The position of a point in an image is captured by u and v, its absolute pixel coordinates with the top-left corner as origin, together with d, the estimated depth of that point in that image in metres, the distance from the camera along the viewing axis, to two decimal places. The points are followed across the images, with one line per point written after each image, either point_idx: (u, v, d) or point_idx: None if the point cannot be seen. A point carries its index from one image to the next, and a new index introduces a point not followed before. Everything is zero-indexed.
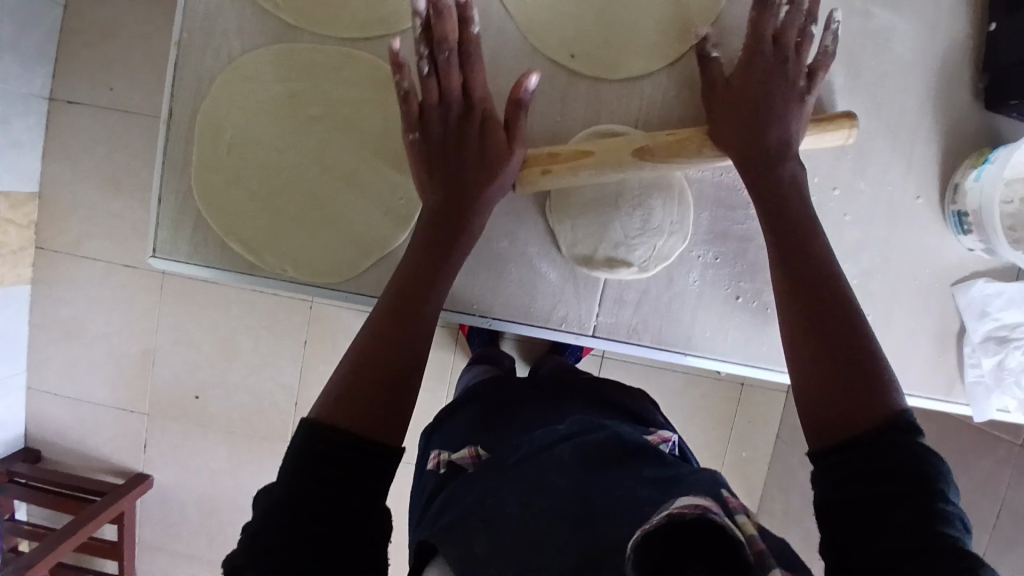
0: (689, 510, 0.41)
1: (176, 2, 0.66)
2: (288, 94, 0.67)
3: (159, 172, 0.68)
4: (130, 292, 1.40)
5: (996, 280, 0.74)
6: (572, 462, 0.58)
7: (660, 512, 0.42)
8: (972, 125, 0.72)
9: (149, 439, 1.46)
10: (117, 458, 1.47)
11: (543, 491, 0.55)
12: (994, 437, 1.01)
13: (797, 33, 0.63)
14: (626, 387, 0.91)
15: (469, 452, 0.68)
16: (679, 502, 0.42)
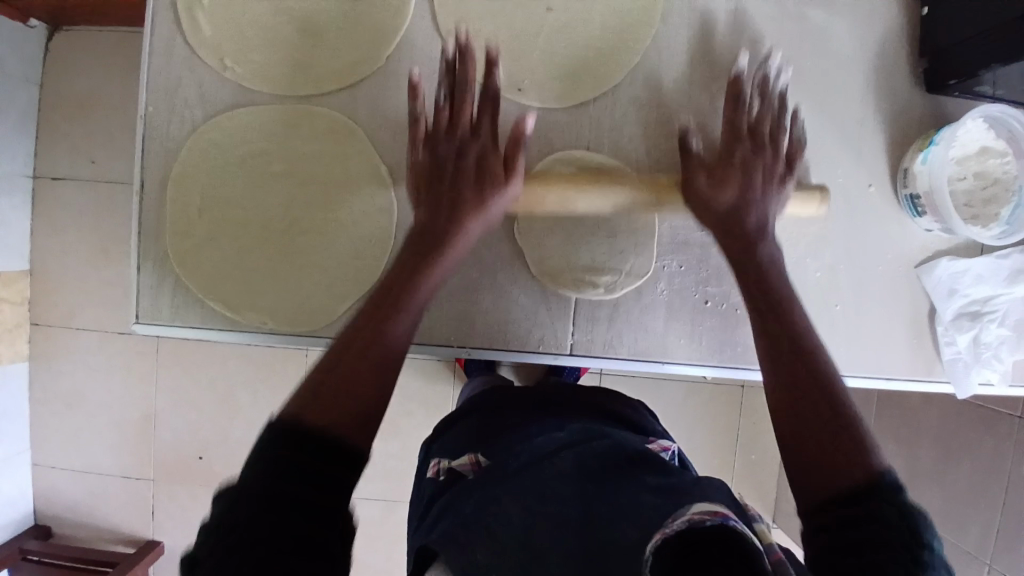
0: (708, 516, 0.45)
1: (138, 79, 0.69)
2: (253, 154, 0.70)
3: (136, 241, 0.70)
4: (126, 358, 1.46)
5: (960, 258, 0.76)
6: (575, 472, 0.57)
7: (677, 518, 0.45)
8: (915, 110, 0.74)
9: (158, 503, 1.49)
10: (127, 525, 1.51)
11: (547, 500, 0.54)
12: None
13: (769, 115, 0.67)
14: (619, 398, 0.93)
15: (468, 459, 0.71)
16: (698, 509, 0.45)
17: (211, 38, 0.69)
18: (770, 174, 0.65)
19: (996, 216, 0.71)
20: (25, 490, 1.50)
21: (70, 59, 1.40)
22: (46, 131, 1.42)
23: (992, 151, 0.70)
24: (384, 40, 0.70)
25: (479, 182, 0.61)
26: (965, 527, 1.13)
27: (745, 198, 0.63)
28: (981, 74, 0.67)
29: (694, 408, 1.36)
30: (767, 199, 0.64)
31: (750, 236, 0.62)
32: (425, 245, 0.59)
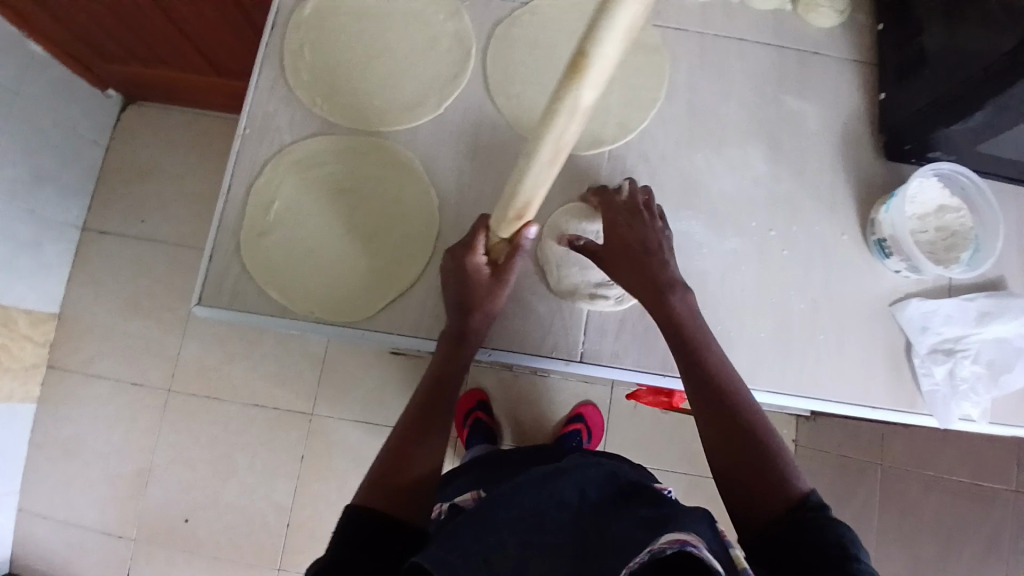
0: (668, 545, 0.53)
1: (242, 108, 0.85)
2: (324, 173, 0.84)
3: (213, 234, 0.82)
4: (136, 410, 1.60)
5: (929, 299, 0.87)
6: (572, 501, 0.65)
7: (642, 551, 0.54)
8: (876, 175, 0.90)
9: (133, 565, 1.55)
10: None
11: (543, 529, 0.60)
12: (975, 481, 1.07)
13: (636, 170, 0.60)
14: (622, 461, 1.02)
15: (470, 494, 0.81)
16: (661, 539, 0.53)
17: (307, 80, 0.86)
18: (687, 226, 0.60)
19: (959, 260, 0.83)
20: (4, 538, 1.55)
21: (138, 135, 1.67)
22: (103, 191, 1.65)
23: (948, 208, 0.85)
24: (445, 94, 0.87)
25: (485, 280, 0.77)
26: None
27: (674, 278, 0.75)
28: (932, 138, 0.83)
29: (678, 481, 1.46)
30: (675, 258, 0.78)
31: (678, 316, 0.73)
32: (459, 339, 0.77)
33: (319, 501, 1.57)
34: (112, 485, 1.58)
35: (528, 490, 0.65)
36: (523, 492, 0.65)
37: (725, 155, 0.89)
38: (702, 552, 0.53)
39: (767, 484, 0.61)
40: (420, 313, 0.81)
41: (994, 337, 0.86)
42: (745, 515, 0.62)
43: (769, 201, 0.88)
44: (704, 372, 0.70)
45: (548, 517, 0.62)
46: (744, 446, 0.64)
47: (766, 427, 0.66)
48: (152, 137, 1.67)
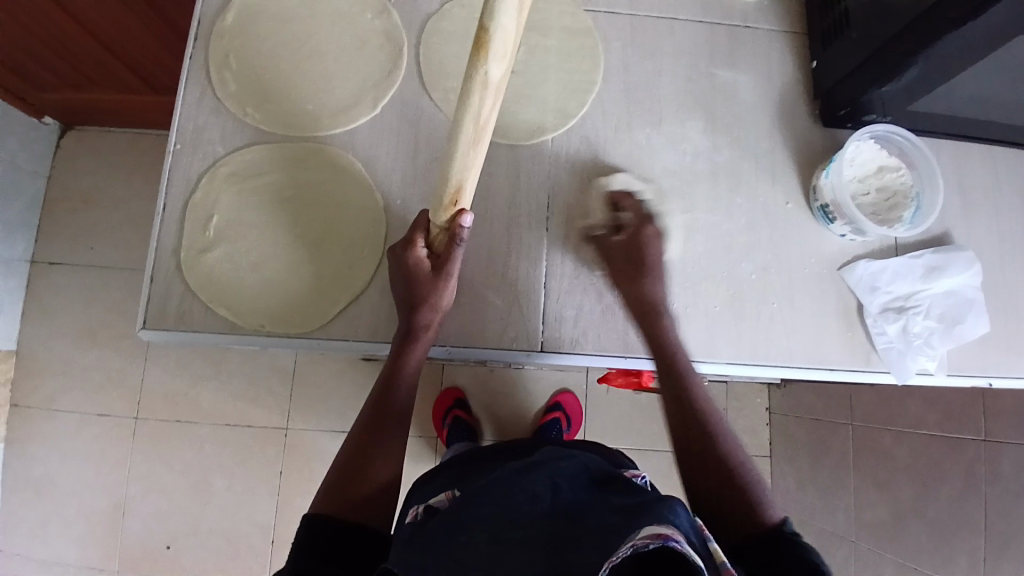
0: (650, 540, 0.51)
1: (171, 124, 0.82)
2: (264, 183, 0.82)
3: (152, 255, 0.79)
4: (105, 443, 1.56)
5: (877, 259, 0.89)
6: (547, 496, 0.64)
7: (622, 545, 0.52)
8: (816, 142, 0.91)
9: None
10: None
11: (513, 525, 0.60)
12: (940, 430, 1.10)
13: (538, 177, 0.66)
14: (598, 447, 1.02)
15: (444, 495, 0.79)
16: (643, 533, 0.52)
17: (235, 91, 0.84)
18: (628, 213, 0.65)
19: (900, 219, 0.85)
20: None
21: (80, 161, 1.62)
22: (49, 221, 1.60)
23: (887, 168, 0.86)
24: (380, 94, 0.85)
25: (422, 279, 0.75)
26: (955, 560, 1.16)
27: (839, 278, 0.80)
28: (863, 100, 0.84)
29: None
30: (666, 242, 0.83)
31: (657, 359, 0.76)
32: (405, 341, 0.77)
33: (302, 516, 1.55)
34: (88, 521, 1.54)
35: (501, 491, 0.64)
36: (496, 494, 0.64)
37: (666, 134, 0.89)
38: (685, 548, 0.51)
39: (729, 498, 0.65)
40: (373, 316, 0.80)
41: (942, 291, 0.87)
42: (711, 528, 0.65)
43: (713, 176, 0.89)
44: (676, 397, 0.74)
45: (520, 514, 0.61)
46: (709, 457, 0.68)
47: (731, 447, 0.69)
48: (95, 162, 1.62)
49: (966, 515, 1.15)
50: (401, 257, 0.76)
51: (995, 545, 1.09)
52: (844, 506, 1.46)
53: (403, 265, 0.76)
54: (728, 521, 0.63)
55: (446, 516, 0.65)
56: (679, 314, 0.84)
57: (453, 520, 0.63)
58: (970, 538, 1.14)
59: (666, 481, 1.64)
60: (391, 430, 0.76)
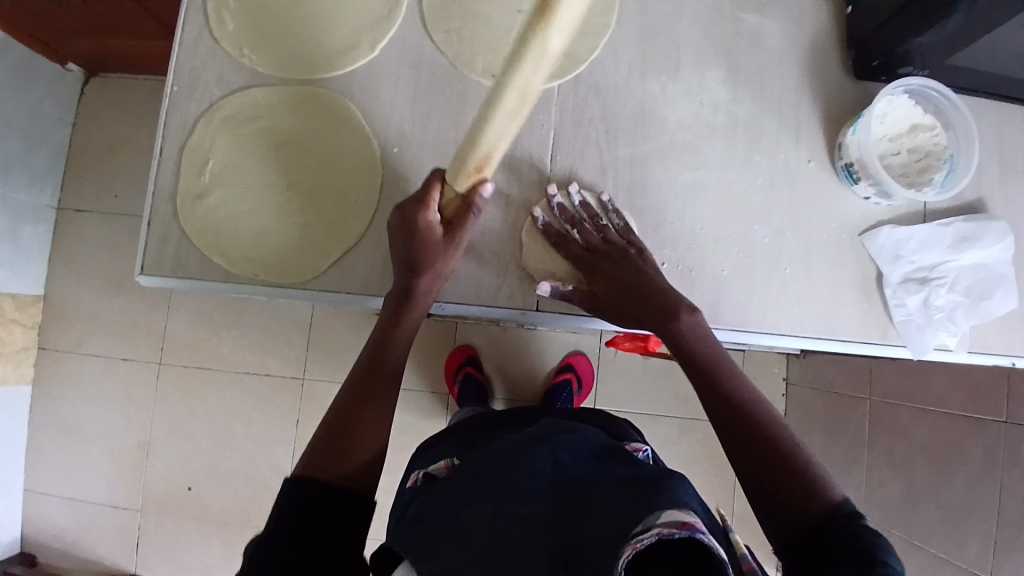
0: (675, 529, 0.50)
1: (168, 65, 0.80)
2: (260, 128, 0.80)
3: (149, 202, 0.79)
4: (129, 385, 1.62)
5: (902, 226, 0.83)
6: (545, 470, 0.64)
7: (649, 531, 0.51)
8: (845, 95, 0.84)
9: (143, 534, 1.60)
10: (111, 559, 1.60)
11: (519, 502, 0.60)
12: (982, 420, 1.13)
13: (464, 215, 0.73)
14: (601, 415, 1.01)
15: (443, 462, 0.79)
16: (667, 522, 0.50)
17: (232, 30, 0.81)
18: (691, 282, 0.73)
19: (931, 181, 0.78)
20: (19, 514, 1.60)
21: (102, 107, 1.62)
22: (74, 169, 1.62)
23: (922, 128, 0.79)
24: (378, 35, 0.82)
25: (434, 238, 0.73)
26: (969, 541, 1.13)
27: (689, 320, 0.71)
28: (899, 50, 0.77)
29: None
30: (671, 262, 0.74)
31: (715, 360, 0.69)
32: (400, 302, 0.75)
33: None
34: (113, 459, 1.61)
35: (497, 461, 0.65)
36: (491, 462, 0.65)
37: (681, 83, 0.84)
38: (710, 539, 0.51)
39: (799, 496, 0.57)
40: (369, 269, 0.78)
41: (971, 264, 0.82)
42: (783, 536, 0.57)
43: (730, 132, 0.83)
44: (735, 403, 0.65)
45: (516, 485, 0.62)
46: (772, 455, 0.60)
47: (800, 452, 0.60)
48: (117, 108, 1.62)
49: (981, 498, 1.11)
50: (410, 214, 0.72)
51: (1008, 530, 1.06)
52: (857, 480, 1.44)
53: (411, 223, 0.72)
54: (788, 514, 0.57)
55: (445, 483, 0.67)
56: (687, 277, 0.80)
57: (452, 486, 0.65)
58: (985, 520, 1.10)
59: (677, 447, 1.63)
60: (380, 391, 0.74)
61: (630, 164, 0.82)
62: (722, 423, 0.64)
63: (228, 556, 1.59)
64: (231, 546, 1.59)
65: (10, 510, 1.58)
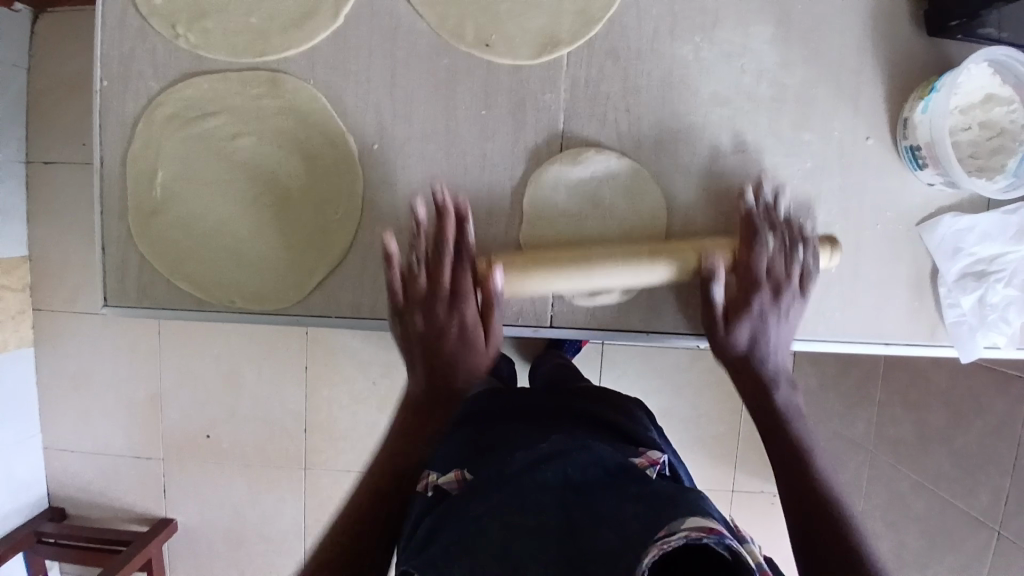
0: (704, 535, 0.43)
1: (91, 52, 0.67)
2: (212, 127, 0.67)
3: (99, 221, 0.69)
4: (129, 338, 1.39)
5: (965, 214, 0.72)
6: (557, 483, 0.53)
7: (674, 533, 0.43)
8: (913, 55, 0.70)
9: (169, 481, 1.43)
10: (139, 506, 1.45)
11: (524, 509, 0.51)
12: (1005, 375, 0.96)
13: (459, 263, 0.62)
14: (615, 398, 0.82)
15: (454, 474, 0.62)
16: (693, 525, 0.44)
17: (161, 3, 0.67)
18: (780, 318, 0.66)
19: (1002, 168, 0.66)
20: (38, 474, 1.44)
21: (55, 38, 1.30)
22: (36, 115, 1.32)
23: (999, 100, 0.66)
24: (342, 0, 0.67)
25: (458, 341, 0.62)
26: (978, 489, 1.00)
27: (756, 343, 0.66)
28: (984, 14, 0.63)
29: (706, 376, 1.30)
30: (775, 339, 0.67)
31: (767, 384, 0.66)
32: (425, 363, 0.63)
33: (332, 410, 1.37)
34: (127, 416, 1.41)
35: (510, 476, 0.55)
36: (505, 477, 0.55)
37: (717, 44, 0.68)
38: (738, 547, 0.44)
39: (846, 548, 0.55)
40: (356, 289, 0.69)
41: None
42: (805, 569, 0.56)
43: (776, 103, 0.69)
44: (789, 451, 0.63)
45: (528, 498, 0.52)
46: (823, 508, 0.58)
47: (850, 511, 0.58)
48: (71, 38, 1.30)
49: (994, 453, 0.97)
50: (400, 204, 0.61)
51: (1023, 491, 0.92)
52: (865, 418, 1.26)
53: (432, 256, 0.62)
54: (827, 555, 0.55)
55: (456, 510, 0.55)
56: None
57: (464, 511, 0.54)
58: (997, 475, 0.97)
59: None
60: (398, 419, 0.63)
61: (656, 149, 0.69)
62: (781, 469, 0.62)
63: (253, 503, 1.42)
64: (257, 488, 1.41)
65: (32, 472, 1.42)
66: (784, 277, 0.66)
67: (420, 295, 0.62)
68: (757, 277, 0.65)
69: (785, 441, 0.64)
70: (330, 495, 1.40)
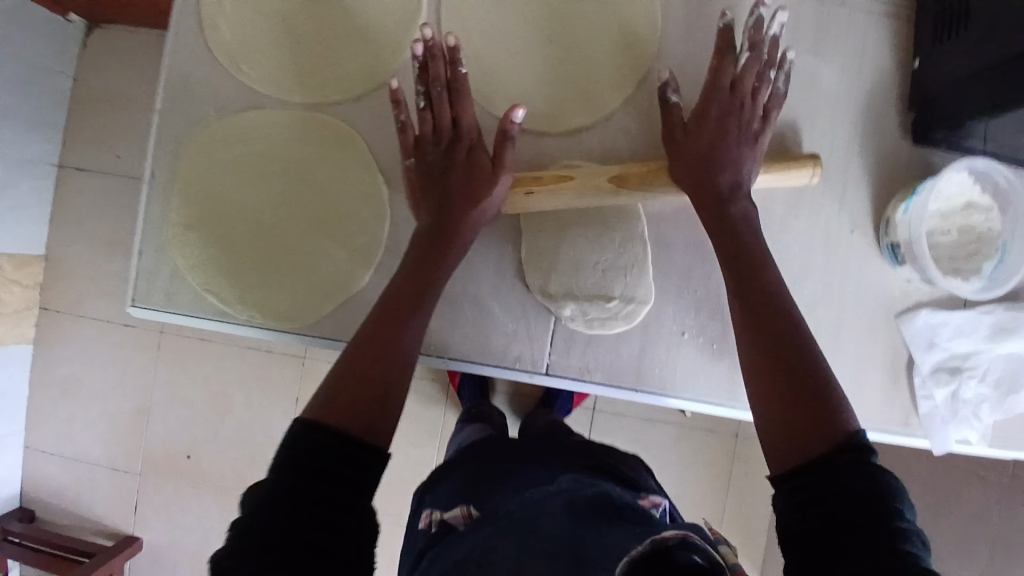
0: (670, 536, 0.49)
1: (159, 77, 0.74)
2: (257, 154, 0.74)
3: (138, 228, 0.74)
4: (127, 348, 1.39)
5: (941, 309, 0.77)
6: (566, 511, 0.56)
7: (644, 541, 0.49)
8: (900, 161, 0.77)
9: (142, 498, 1.40)
10: (109, 519, 1.41)
11: (540, 533, 0.53)
12: None
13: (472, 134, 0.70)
14: (613, 446, 0.85)
15: (460, 511, 0.63)
16: (662, 531, 0.50)
17: (228, 43, 0.74)
18: (744, 134, 0.68)
19: (977, 271, 0.72)
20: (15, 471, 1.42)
21: (105, 53, 1.36)
22: (74, 123, 1.37)
23: (977, 207, 0.72)
24: (389, 59, 0.74)
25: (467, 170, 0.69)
26: None
27: (736, 181, 0.67)
28: (965, 125, 0.70)
29: (691, 447, 1.32)
30: (741, 161, 0.68)
31: (761, 285, 0.61)
32: (433, 240, 0.68)
33: None
34: (114, 425, 1.40)
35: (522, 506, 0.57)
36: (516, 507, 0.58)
37: None
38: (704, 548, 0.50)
39: (823, 439, 0.51)
40: (366, 317, 0.73)
41: (1008, 354, 0.76)
42: (778, 467, 0.52)
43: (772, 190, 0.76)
44: (778, 333, 0.58)
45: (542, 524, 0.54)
46: (793, 365, 0.56)
47: (827, 382, 0.55)
48: (117, 53, 1.36)
49: None
50: (439, 110, 0.69)
51: None
52: None
53: (438, 97, 0.69)
54: (805, 462, 0.51)
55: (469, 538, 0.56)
56: (708, 348, 0.75)
57: (477, 537, 0.55)
58: None
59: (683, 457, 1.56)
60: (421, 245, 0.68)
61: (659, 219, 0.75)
62: (759, 326, 0.59)
63: (221, 529, 1.39)
64: (228, 514, 1.39)
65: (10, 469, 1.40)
66: (732, 183, 0.67)
67: (445, 196, 0.69)
68: (727, 187, 0.67)
69: (767, 307, 0.60)
70: None
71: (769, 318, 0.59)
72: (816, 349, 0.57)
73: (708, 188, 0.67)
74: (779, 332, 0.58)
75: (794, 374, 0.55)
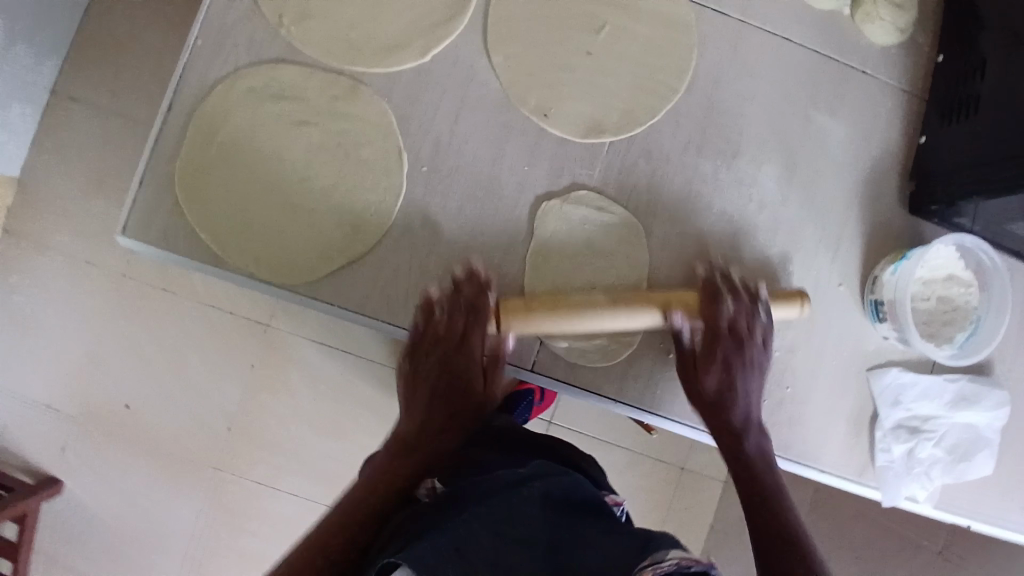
0: (694, 562, 0.47)
1: (197, 15, 0.74)
2: (283, 109, 0.73)
3: (146, 159, 0.72)
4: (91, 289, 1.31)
5: (910, 371, 0.81)
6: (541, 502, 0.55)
7: (664, 560, 0.47)
8: (893, 227, 0.81)
9: (72, 444, 1.32)
10: (35, 460, 1.32)
11: (514, 521, 0.52)
12: None
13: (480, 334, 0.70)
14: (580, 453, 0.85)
15: (429, 485, 0.65)
16: (685, 554, 0.48)
17: None
18: (744, 365, 0.73)
19: (950, 339, 0.77)
20: None
21: None
22: (77, 51, 1.31)
23: (956, 280, 0.77)
24: (432, 42, 0.76)
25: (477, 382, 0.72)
26: None
27: (726, 388, 0.73)
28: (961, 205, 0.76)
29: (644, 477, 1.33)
30: (745, 389, 0.73)
31: (737, 435, 0.72)
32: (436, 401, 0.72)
33: (270, 415, 1.33)
34: (56, 365, 1.31)
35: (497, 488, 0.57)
36: (490, 490, 0.57)
37: (733, 172, 0.79)
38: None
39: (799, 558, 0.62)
40: (365, 287, 0.73)
41: (963, 423, 0.81)
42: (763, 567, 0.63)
43: (772, 233, 0.79)
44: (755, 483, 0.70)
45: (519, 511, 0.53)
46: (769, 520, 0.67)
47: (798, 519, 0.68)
48: None
49: None
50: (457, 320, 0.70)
51: None
52: None
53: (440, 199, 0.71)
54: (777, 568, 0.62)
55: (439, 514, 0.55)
56: None
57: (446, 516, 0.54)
58: None
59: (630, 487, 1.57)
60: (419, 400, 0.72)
61: (664, 241, 0.77)
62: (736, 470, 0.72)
63: (152, 490, 1.32)
64: (163, 477, 1.32)
65: None
66: (745, 330, 0.73)
67: (444, 391, 0.72)
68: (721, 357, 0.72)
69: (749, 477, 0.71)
70: (238, 504, 1.33)
71: (745, 477, 0.71)
72: (784, 488, 0.71)
73: (694, 359, 0.73)
74: (755, 484, 0.70)
75: (767, 522, 0.67)
